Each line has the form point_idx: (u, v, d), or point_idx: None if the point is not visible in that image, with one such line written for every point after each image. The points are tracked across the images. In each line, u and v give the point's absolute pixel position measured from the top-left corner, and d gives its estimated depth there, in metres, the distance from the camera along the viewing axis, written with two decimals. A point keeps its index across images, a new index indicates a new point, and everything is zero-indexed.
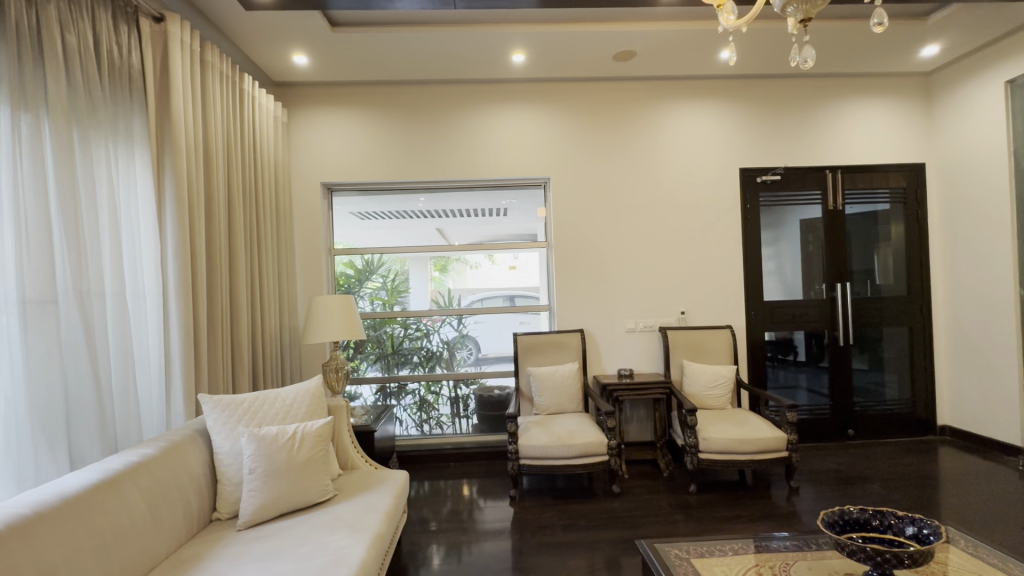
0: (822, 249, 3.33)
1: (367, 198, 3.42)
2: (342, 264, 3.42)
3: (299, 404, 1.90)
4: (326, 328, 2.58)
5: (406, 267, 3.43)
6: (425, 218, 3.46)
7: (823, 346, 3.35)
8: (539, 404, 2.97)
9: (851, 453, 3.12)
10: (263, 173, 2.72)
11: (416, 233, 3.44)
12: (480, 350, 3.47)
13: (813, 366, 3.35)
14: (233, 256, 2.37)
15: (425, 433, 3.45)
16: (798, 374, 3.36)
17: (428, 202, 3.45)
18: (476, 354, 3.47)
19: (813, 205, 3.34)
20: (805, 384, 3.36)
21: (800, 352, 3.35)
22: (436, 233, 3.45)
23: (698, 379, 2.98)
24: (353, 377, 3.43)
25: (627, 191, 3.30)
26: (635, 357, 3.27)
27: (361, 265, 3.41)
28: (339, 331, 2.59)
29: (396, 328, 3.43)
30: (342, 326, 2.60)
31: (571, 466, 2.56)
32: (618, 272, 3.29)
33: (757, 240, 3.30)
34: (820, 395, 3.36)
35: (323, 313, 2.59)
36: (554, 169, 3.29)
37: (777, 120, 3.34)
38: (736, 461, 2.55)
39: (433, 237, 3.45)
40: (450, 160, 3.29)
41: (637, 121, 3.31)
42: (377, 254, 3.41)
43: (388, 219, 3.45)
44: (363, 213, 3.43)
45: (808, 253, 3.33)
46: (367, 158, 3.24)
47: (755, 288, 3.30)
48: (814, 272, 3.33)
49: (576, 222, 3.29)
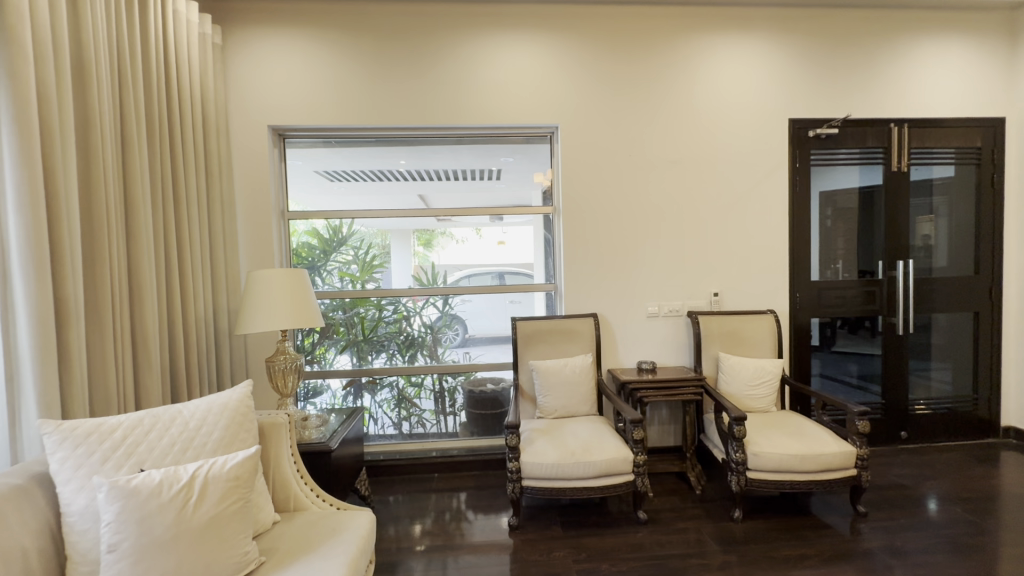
0: (868, 222, 2.79)
1: (334, 151, 2.76)
2: (303, 232, 2.77)
3: (209, 426, 1.31)
4: (267, 314, 1.95)
5: (391, 242, 2.81)
6: (407, 180, 2.81)
7: (836, 330, 2.81)
8: (543, 407, 2.41)
9: (910, 463, 2.63)
10: (180, 107, 2.04)
11: (392, 196, 2.80)
12: (467, 331, 2.88)
13: (826, 352, 2.83)
14: (131, 214, 1.72)
15: (404, 435, 2.88)
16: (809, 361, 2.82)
17: (410, 162, 2.81)
18: (462, 336, 2.88)
19: (860, 168, 2.76)
20: (817, 371, 2.84)
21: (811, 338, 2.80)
22: (420, 200, 2.81)
23: (738, 376, 2.44)
24: (317, 367, 2.82)
25: (652, 145, 2.69)
26: (657, 347, 2.71)
27: (328, 233, 2.78)
28: (290, 319, 1.97)
29: (369, 310, 2.82)
30: (291, 309, 1.98)
31: (587, 489, 2.01)
32: (639, 245, 2.70)
33: (805, 207, 2.73)
34: (830, 381, 2.86)
35: (264, 292, 1.97)
36: (562, 115, 2.66)
37: (835, 59, 2.72)
38: (795, 483, 2.02)
39: (416, 205, 2.81)
40: (434, 101, 2.62)
41: (667, 57, 2.67)
42: (346, 220, 2.77)
43: (363, 180, 2.78)
44: (331, 171, 2.78)
45: (851, 226, 2.78)
46: (327, 95, 2.55)
47: (800, 265, 2.75)
48: (832, 249, 2.78)
49: (589, 182, 2.68)
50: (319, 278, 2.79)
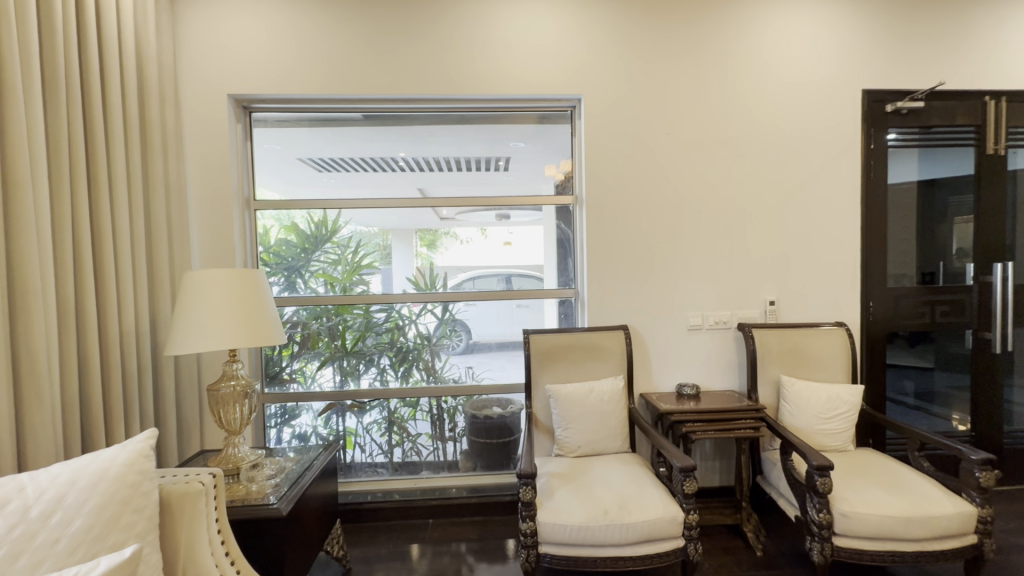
0: (947, 216, 2.29)
1: (316, 131, 2.31)
2: (282, 229, 2.32)
3: (66, 512, 0.86)
4: (213, 323, 1.49)
5: (391, 242, 2.37)
6: (406, 170, 2.36)
7: (907, 343, 2.31)
8: (564, 443, 1.94)
9: (1016, 514, 2.12)
10: (98, 58, 1.59)
11: (386, 190, 2.35)
12: (471, 337, 2.42)
13: (895, 372, 2.32)
14: (9, 194, 1.27)
15: (395, 467, 2.42)
16: (875, 382, 2.31)
17: (412, 151, 2.36)
18: (466, 343, 2.42)
19: (936, 153, 2.27)
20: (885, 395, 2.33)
21: (879, 356, 2.29)
22: (420, 195, 2.36)
23: (806, 406, 1.95)
24: (296, 385, 2.36)
25: (694, 122, 2.21)
26: (700, 366, 2.24)
27: (310, 229, 2.33)
28: (238, 337, 1.51)
29: (354, 318, 2.37)
30: (246, 323, 1.54)
31: (623, 560, 1.53)
32: (678, 243, 2.23)
33: (881, 199, 2.24)
34: (900, 406, 2.35)
35: (204, 294, 1.51)
36: (584, 85, 2.19)
37: (918, 18, 2.23)
38: (897, 555, 1.53)
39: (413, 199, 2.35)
40: (429, 68, 2.17)
41: (712, 17, 2.20)
42: (333, 213, 2.33)
43: (351, 170, 2.33)
44: (318, 160, 2.33)
45: (919, 223, 2.28)
46: (300, 60, 2.10)
47: (873, 268, 2.25)
48: (905, 249, 2.28)
49: (617, 167, 2.21)
50: (299, 280, 2.33)
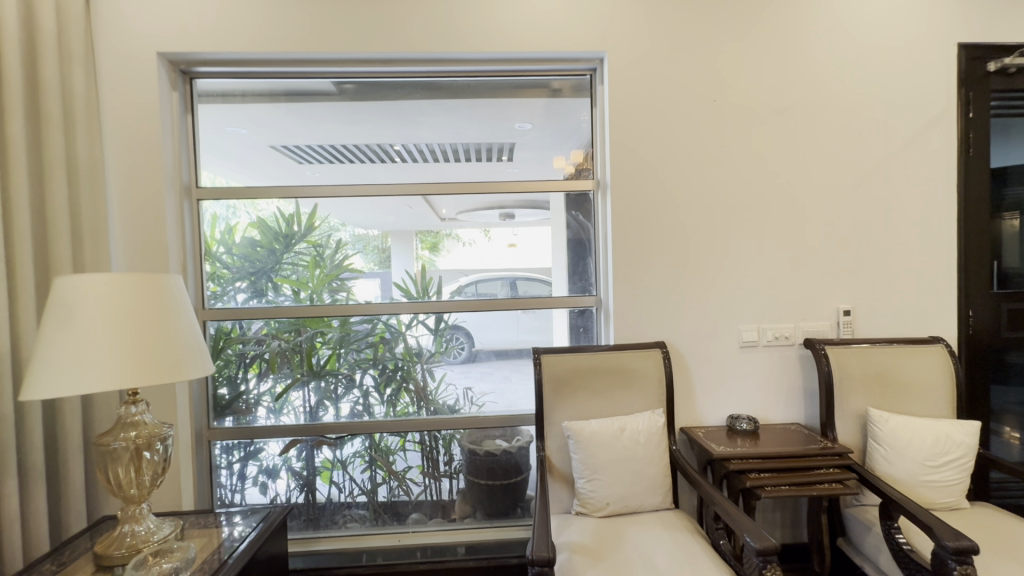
0: None
1: (288, 109, 1.89)
2: (243, 224, 1.88)
3: None
4: (114, 352, 1.04)
5: (392, 244, 1.93)
6: (392, 160, 1.91)
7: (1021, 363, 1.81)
8: (587, 498, 1.48)
9: None
10: None
11: (370, 179, 1.90)
12: (474, 345, 1.96)
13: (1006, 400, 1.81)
14: None
15: (377, 513, 1.97)
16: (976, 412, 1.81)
17: (404, 134, 1.92)
18: (468, 352, 1.96)
19: None
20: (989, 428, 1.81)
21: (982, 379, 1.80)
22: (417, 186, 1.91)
23: (906, 450, 1.48)
24: (266, 410, 1.92)
25: (747, 84, 1.76)
26: (756, 392, 1.78)
27: (282, 225, 1.89)
28: (149, 374, 1.08)
29: (329, 331, 1.92)
30: (162, 353, 1.10)
31: None
32: (728, 237, 1.77)
33: (984, 180, 1.78)
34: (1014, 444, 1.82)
35: (109, 307, 1.06)
36: (606, 40, 1.74)
37: None
38: None
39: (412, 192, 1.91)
40: (413, 19, 1.73)
41: None
42: (304, 205, 1.89)
43: (324, 154, 1.90)
44: (287, 143, 1.90)
45: None
46: (250, 10, 1.68)
47: (976, 268, 1.79)
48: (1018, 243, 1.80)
49: (651, 142, 1.76)
50: (263, 287, 1.89)
